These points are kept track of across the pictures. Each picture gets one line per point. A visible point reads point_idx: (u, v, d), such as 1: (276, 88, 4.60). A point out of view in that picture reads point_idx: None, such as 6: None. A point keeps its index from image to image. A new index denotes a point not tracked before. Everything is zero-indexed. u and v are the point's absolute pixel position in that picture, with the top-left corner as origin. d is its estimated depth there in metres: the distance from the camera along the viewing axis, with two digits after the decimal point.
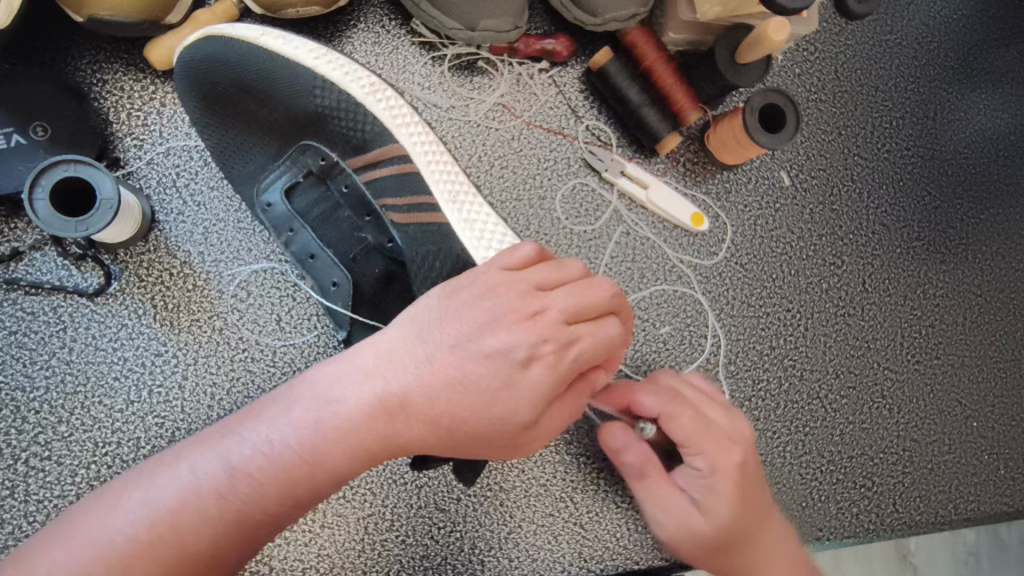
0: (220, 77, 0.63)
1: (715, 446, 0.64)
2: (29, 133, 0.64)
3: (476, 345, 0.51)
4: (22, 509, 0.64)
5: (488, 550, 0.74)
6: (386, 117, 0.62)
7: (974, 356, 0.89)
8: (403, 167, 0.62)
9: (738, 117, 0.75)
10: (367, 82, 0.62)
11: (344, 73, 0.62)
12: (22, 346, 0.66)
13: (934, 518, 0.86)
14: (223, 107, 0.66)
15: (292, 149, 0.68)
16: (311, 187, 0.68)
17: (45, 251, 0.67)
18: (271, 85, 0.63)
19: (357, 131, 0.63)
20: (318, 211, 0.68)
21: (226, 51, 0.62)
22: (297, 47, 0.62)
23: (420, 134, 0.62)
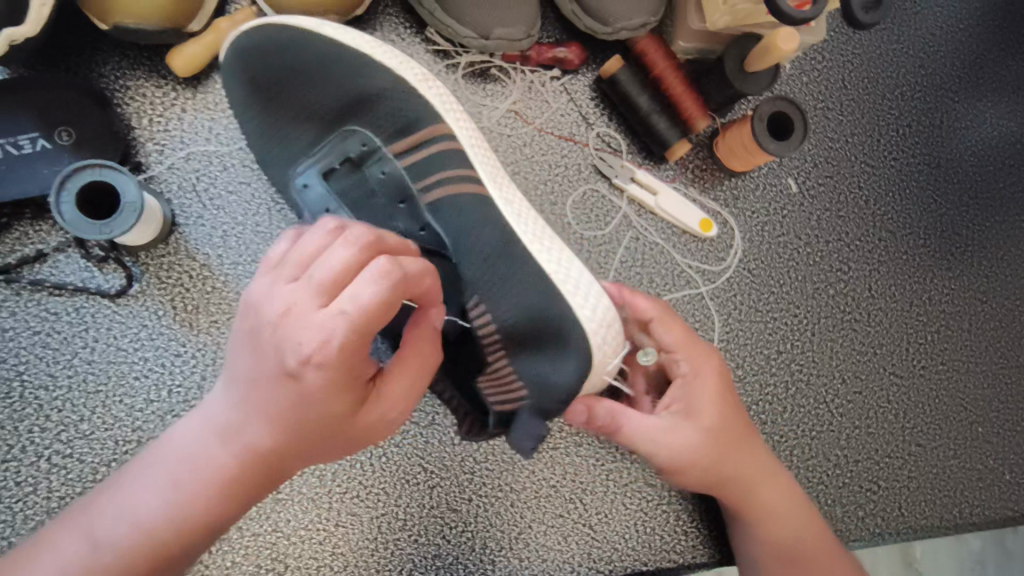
0: (271, 61, 0.65)
1: (699, 355, 0.66)
2: (54, 138, 0.66)
3: (286, 342, 0.44)
4: (43, 506, 0.65)
5: (499, 550, 0.75)
6: (438, 101, 0.65)
7: (979, 362, 0.90)
8: (445, 149, 0.64)
9: (746, 125, 0.77)
10: (418, 71, 0.65)
11: (399, 62, 0.65)
12: (45, 345, 0.67)
13: (940, 522, 0.87)
14: (267, 92, 0.67)
15: (334, 133, 0.67)
16: (347, 172, 0.66)
17: (69, 253, 0.68)
18: (323, 72, 0.65)
19: (403, 114, 0.65)
20: (351, 195, 0.66)
21: (280, 36, 0.64)
22: (352, 35, 0.65)
23: (466, 123, 0.66)
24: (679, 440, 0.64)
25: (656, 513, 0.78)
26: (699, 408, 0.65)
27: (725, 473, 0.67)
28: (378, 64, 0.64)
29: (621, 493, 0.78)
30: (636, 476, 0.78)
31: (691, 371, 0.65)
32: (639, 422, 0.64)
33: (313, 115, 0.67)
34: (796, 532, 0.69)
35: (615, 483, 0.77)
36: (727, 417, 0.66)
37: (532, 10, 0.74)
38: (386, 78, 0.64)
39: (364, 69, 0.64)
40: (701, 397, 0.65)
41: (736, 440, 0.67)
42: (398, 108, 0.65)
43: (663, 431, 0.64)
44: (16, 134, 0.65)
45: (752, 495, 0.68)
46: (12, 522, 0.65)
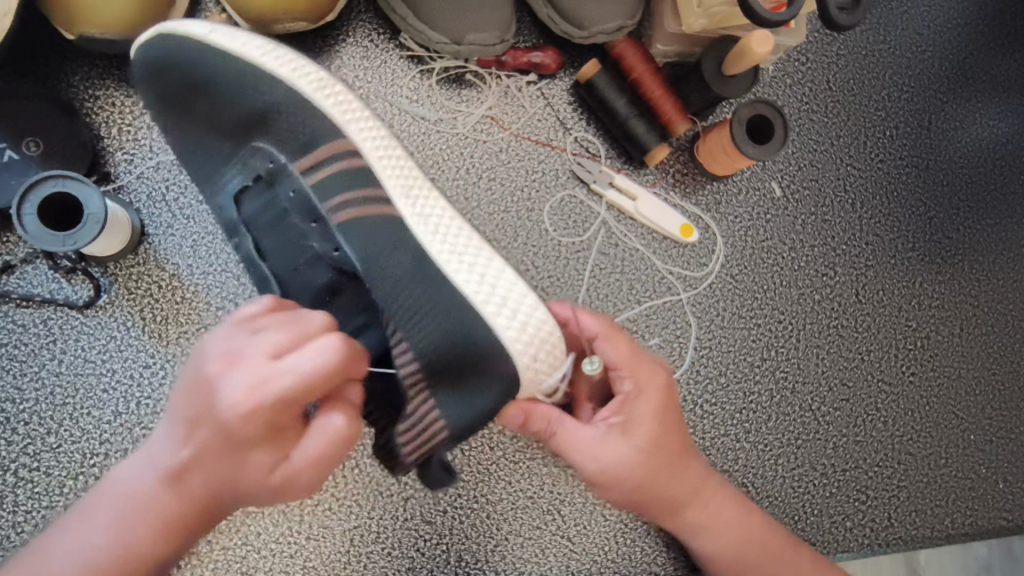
0: (171, 77, 0.64)
1: (644, 371, 0.63)
2: (21, 148, 0.66)
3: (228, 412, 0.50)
4: (10, 520, 0.65)
5: (475, 563, 0.73)
6: (335, 113, 0.62)
7: (970, 368, 0.88)
8: (349, 164, 0.62)
9: (724, 129, 0.75)
10: (314, 79, 0.63)
11: (293, 70, 0.62)
12: (12, 358, 0.67)
13: (931, 532, 0.85)
14: (177, 106, 0.66)
15: (246, 149, 0.66)
16: (261, 190, 0.65)
17: (37, 264, 0.67)
18: (222, 85, 0.63)
19: (306, 129, 0.62)
20: (266, 215, 0.65)
21: (174, 53, 0.63)
22: (248, 44, 0.62)
23: (370, 130, 0.63)
24: (614, 454, 0.62)
25: (636, 524, 0.76)
26: (639, 424, 0.63)
27: (657, 490, 0.65)
28: (271, 75, 0.62)
29: (600, 504, 0.76)
30: None
31: (635, 388, 0.63)
32: (572, 432, 0.63)
33: (225, 126, 0.65)
34: (731, 546, 0.69)
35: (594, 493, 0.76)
36: (665, 439, 0.64)
37: (506, 14, 0.73)
38: (283, 91, 0.62)
39: (260, 80, 0.62)
40: (641, 415, 0.63)
41: (675, 456, 0.65)
42: (299, 123, 0.63)
43: (598, 442, 0.62)
44: None
45: (684, 512, 0.68)
46: None
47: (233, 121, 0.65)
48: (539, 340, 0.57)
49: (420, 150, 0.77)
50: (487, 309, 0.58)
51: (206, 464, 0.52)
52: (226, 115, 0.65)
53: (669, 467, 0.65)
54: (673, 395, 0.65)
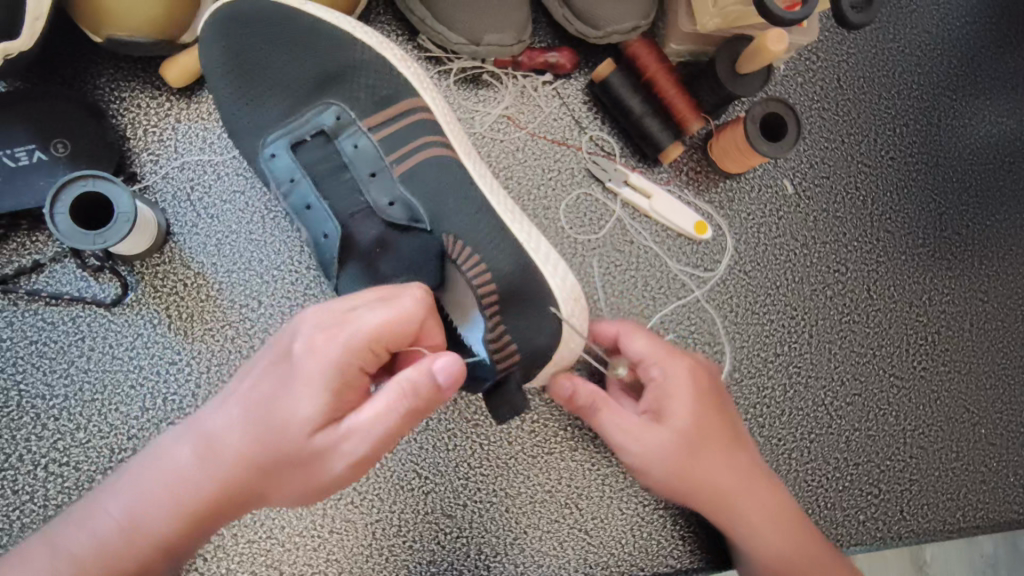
0: (257, 27, 0.67)
1: (672, 359, 0.67)
2: (49, 149, 0.67)
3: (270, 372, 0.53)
4: (40, 514, 0.66)
5: (494, 556, 0.75)
6: (413, 76, 0.68)
7: (981, 362, 0.89)
8: (417, 120, 0.67)
9: (739, 127, 0.76)
10: (395, 52, 0.69)
11: (380, 44, 0.68)
12: (42, 355, 0.68)
13: (943, 525, 0.86)
14: (241, 60, 0.67)
15: (310, 104, 0.68)
16: (322, 144, 0.67)
17: (65, 263, 0.69)
18: (307, 44, 0.67)
19: (382, 88, 0.67)
20: (325, 167, 0.66)
21: (264, 9, 0.67)
22: (341, 15, 0.67)
23: (440, 99, 0.69)
24: (649, 439, 0.65)
25: (653, 517, 0.77)
26: (670, 409, 0.66)
27: (699, 479, 0.67)
28: (359, 46, 0.67)
29: (618, 498, 0.77)
30: (633, 481, 0.77)
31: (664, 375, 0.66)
32: (610, 418, 0.66)
33: (292, 82, 0.68)
34: (784, 543, 0.68)
35: (611, 487, 0.77)
36: (697, 424, 0.66)
37: (523, 15, 0.74)
38: (367, 57, 0.67)
39: (347, 46, 0.67)
40: (673, 399, 0.66)
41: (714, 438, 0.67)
42: (377, 83, 0.67)
43: (634, 427, 0.66)
44: (11, 147, 0.66)
45: (733, 505, 0.68)
46: (11, 529, 0.66)
47: (302, 79, 0.68)
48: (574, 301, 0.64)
49: None
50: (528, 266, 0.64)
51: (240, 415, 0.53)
52: (299, 72, 0.67)
53: (706, 452, 0.67)
54: (705, 381, 0.67)
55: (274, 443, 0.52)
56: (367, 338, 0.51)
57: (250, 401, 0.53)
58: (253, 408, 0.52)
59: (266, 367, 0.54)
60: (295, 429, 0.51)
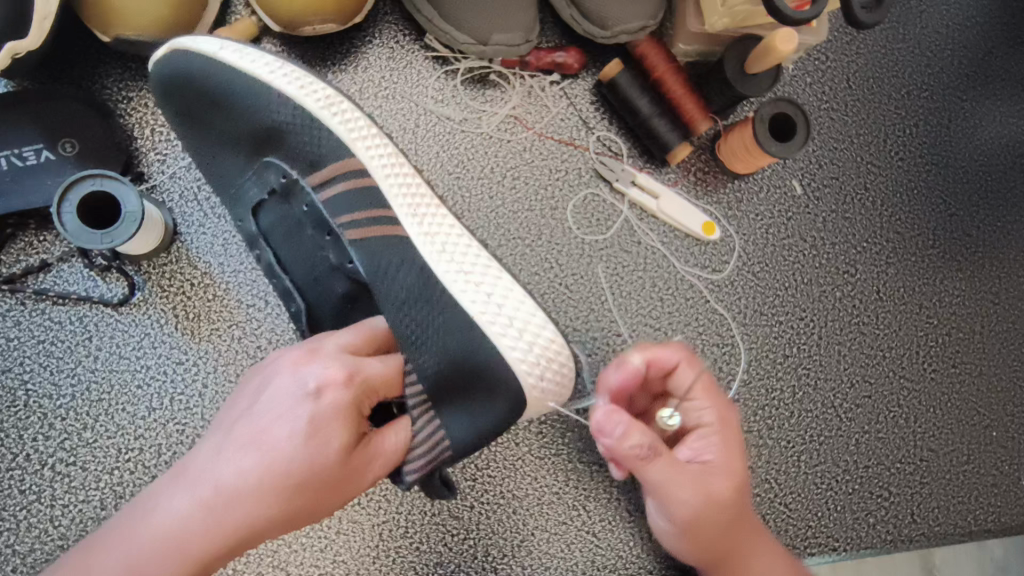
0: (190, 93, 0.66)
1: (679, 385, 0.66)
2: (58, 149, 0.67)
3: (280, 406, 0.57)
4: (47, 513, 0.67)
5: (501, 557, 0.74)
6: (341, 131, 0.63)
7: (992, 365, 0.88)
8: (357, 181, 0.62)
9: (747, 127, 0.76)
10: (322, 95, 0.64)
11: (300, 88, 0.63)
12: (49, 354, 0.68)
13: (953, 529, 0.85)
14: (193, 120, 0.67)
15: (258, 163, 0.67)
16: (276, 204, 0.66)
17: (73, 263, 0.69)
18: (236, 99, 0.65)
19: (313, 146, 0.63)
20: (284, 226, 0.66)
21: (194, 69, 0.65)
22: (259, 61, 0.64)
23: (379, 149, 0.63)
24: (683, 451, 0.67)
25: None
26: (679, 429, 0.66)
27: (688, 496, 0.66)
28: (278, 92, 0.63)
29: (625, 500, 0.77)
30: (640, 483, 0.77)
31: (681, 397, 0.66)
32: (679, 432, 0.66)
33: (237, 139, 0.67)
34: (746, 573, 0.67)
35: (619, 489, 0.77)
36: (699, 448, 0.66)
37: (531, 15, 0.74)
38: (290, 108, 0.63)
39: (268, 96, 0.64)
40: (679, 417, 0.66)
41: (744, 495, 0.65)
42: (305, 140, 0.63)
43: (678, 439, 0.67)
44: (20, 146, 0.66)
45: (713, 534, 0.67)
46: (18, 529, 0.66)
47: (245, 137, 0.66)
48: (547, 360, 0.60)
49: (445, 150, 0.78)
50: (495, 328, 0.59)
51: (252, 447, 0.56)
52: (240, 131, 0.66)
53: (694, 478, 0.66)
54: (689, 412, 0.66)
55: (301, 476, 0.55)
56: (361, 383, 0.59)
57: (262, 440, 0.56)
58: (265, 446, 0.55)
59: (276, 399, 0.58)
60: (310, 459, 0.55)
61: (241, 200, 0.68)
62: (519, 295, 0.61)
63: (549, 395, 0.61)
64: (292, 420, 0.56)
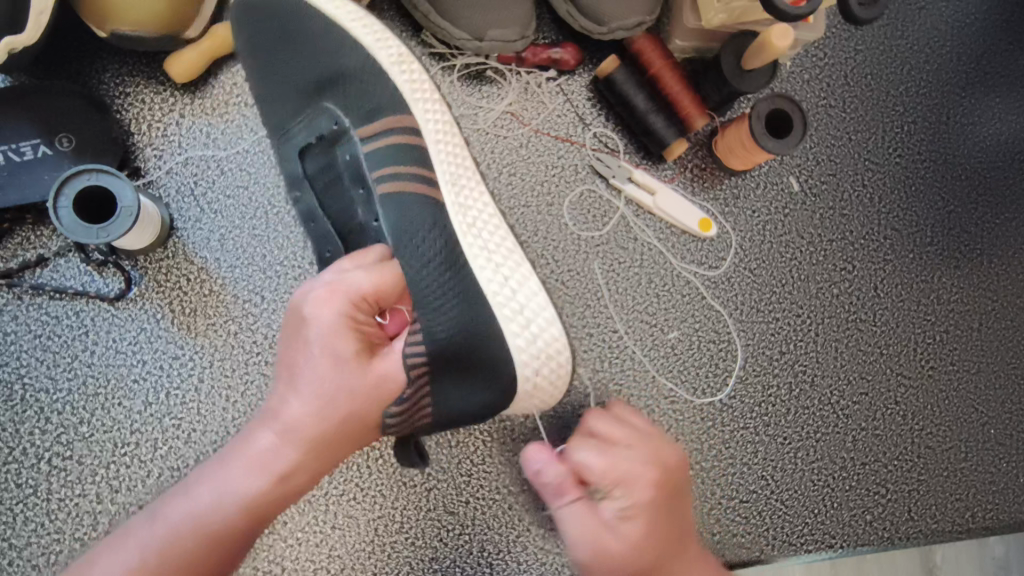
0: (263, 26, 0.67)
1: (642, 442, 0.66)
2: (55, 144, 0.67)
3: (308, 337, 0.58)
4: (44, 507, 0.67)
5: (496, 553, 0.74)
6: (407, 88, 0.65)
7: (990, 362, 0.88)
8: (410, 138, 0.64)
9: (744, 123, 0.76)
10: (396, 53, 0.66)
11: (375, 40, 0.66)
12: (46, 349, 0.68)
13: (951, 527, 0.85)
14: (257, 58, 0.67)
15: (309, 109, 0.66)
16: (321, 151, 0.66)
17: (69, 257, 0.69)
18: (307, 43, 0.66)
19: (372, 96, 0.65)
20: (324, 176, 0.65)
21: (278, 8, 0.66)
22: (342, 9, 0.66)
23: (434, 112, 0.66)
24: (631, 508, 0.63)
25: None
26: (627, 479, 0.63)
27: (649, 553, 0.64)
28: (355, 41, 0.66)
29: None
30: None
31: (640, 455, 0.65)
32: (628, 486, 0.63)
33: (297, 81, 0.67)
34: None
35: None
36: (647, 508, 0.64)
37: (527, 11, 0.74)
38: (362, 56, 0.65)
39: (346, 45, 0.65)
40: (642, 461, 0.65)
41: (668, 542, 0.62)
42: (369, 87, 0.65)
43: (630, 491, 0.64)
44: (17, 141, 0.66)
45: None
46: (14, 523, 0.67)
47: (304, 81, 0.66)
48: (547, 356, 0.63)
49: None
50: (506, 312, 0.62)
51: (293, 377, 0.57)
52: (303, 72, 0.66)
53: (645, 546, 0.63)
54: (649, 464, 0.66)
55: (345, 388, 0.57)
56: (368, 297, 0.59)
57: (299, 370, 0.57)
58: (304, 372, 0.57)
59: (300, 332, 0.59)
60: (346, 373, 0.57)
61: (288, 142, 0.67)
62: (535, 294, 0.64)
63: (540, 391, 0.64)
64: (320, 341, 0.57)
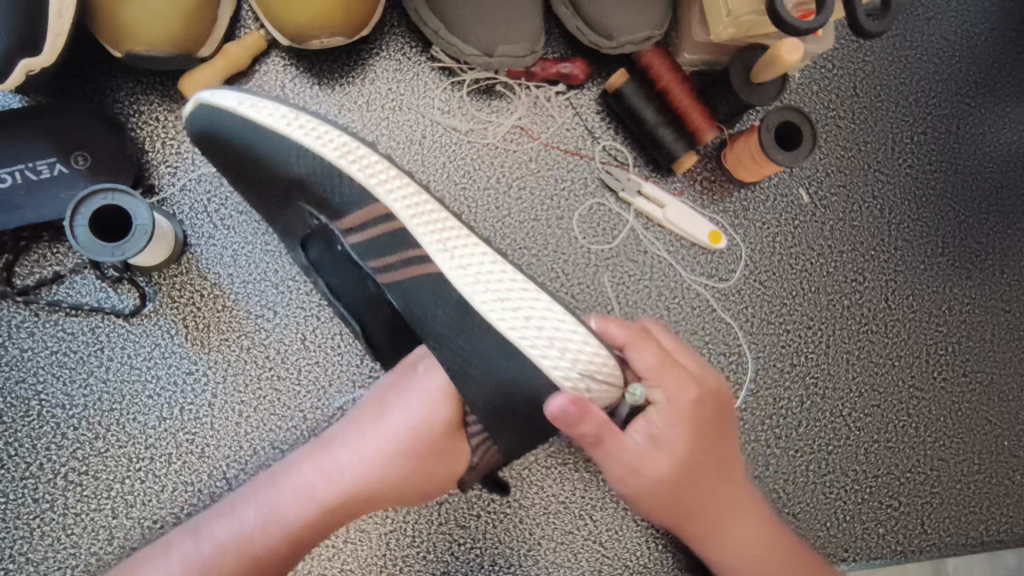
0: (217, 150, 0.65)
1: (675, 382, 0.61)
2: (70, 162, 0.68)
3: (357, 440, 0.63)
4: (60, 522, 0.68)
5: (508, 567, 0.75)
6: (360, 178, 0.61)
7: (1003, 373, 0.88)
8: (382, 230, 0.61)
9: (754, 136, 0.76)
10: (336, 142, 0.62)
11: (313, 137, 0.62)
12: (62, 365, 0.69)
13: (965, 540, 0.85)
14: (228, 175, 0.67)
15: (290, 212, 0.66)
16: (319, 241, 0.67)
17: (85, 274, 0.70)
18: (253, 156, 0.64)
19: (330, 196, 0.62)
20: (331, 259, 0.67)
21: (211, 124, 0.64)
22: (272, 113, 0.63)
23: (397, 187, 0.61)
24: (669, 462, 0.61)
25: (668, 530, 0.77)
26: (663, 438, 0.61)
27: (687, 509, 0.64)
28: (292, 145, 0.62)
29: (632, 509, 0.77)
30: None
31: (663, 402, 0.60)
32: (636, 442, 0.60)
33: (269, 194, 0.66)
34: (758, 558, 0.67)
35: (625, 499, 0.77)
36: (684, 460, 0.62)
37: (536, 26, 0.74)
38: (302, 160, 0.62)
39: (288, 149, 0.62)
40: (679, 414, 0.61)
41: (704, 477, 0.64)
42: (324, 190, 0.62)
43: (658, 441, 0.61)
44: (34, 160, 0.67)
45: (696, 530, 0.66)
46: (31, 537, 0.67)
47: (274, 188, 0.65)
48: None
49: (451, 160, 0.79)
50: None
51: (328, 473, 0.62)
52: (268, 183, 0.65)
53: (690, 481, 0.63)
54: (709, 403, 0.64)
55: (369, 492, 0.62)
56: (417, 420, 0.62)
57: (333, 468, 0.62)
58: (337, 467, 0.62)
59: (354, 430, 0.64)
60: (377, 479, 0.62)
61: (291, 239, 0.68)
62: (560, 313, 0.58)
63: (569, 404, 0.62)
64: (365, 446, 0.62)
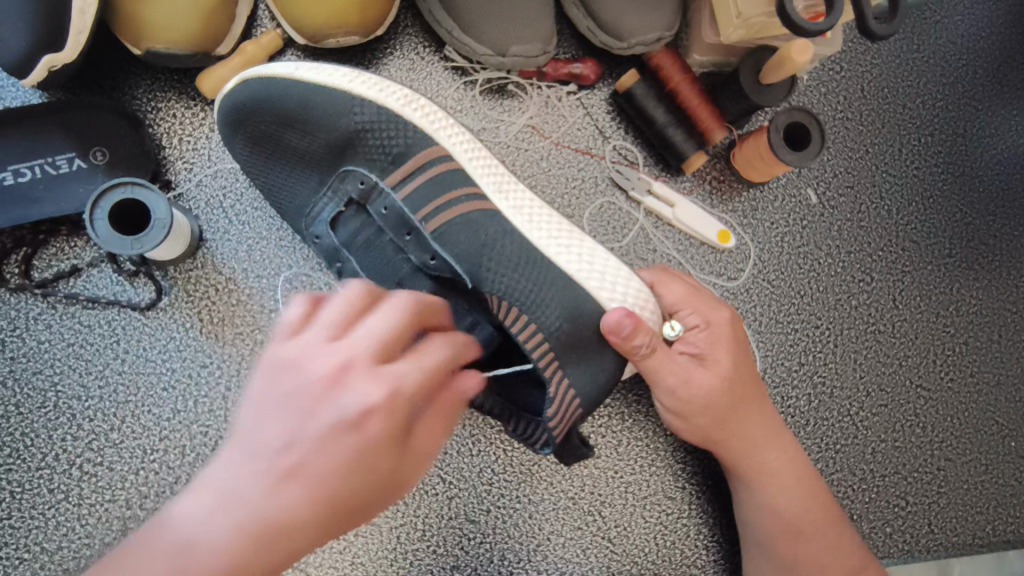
0: (262, 113, 0.67)
1: (706, 306, 0.69)
2: (89, 157, 0.69)
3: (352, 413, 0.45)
4: (75, 512, 0.68)
5: (517, 562, 0.75)
6: (423, 125, 0.66)
7: (1010, 374, 0.88)
8: (439, 170, 0.66)
9: (763, 136, 0.76)
10: (399, 95, 0.66)
11: (378, 91, 0.66)
12: (78, 357, 0.70)
13: (972, 540, 0.85)
14: (267, 143, 0.69)
15: (332, 177, 0.69)
16: (352, 216, 0.68)
17: (102, 268, 0.71)
18: (309, 112, 0.66)
19: (397, 141, 0.66)
20: (363, 236, 0.68)
21: (267, 88, 0.66)
22: (332, 73, 0.66)
23: (458, 136, 0.67)
24: (710, 377, 0.67)
25: (676, 527, 0.77)
26: (710, 354, 0.68)
27: (733, 428, 0.69)
28: (357, 98, 0.65)
29: (641, 506, 0.77)
30: (657, 489, 0.77)
31: (702, 322, 0.68)
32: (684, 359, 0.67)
33: (316, 156, 0.69)
34: (801, 491, 0.70)
35: (634, 495, 0.77)
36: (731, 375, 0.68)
37: (548, 27, 0.75)
38: (372, 112, 0.65)
39: (352, 103, 0.65)
40: (718, 333, 0.68)
41: (747, 396, 0.70)
42: (389, 139, 0.66)
43: (700, 359, 0.68)
44: (53, 155, 0.68)
45: (745, 457, 0.70)
46: (46, 527, 0.68)
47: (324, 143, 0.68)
48: None
49: None
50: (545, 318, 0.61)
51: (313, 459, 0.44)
52: (317, 143, 0.68)
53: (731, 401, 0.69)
54: (740, 328, 0.71)
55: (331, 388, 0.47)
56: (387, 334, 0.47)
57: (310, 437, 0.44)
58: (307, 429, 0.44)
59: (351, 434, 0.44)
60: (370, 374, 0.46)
61: (317, 218, 0.69)
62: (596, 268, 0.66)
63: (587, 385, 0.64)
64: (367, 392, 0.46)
